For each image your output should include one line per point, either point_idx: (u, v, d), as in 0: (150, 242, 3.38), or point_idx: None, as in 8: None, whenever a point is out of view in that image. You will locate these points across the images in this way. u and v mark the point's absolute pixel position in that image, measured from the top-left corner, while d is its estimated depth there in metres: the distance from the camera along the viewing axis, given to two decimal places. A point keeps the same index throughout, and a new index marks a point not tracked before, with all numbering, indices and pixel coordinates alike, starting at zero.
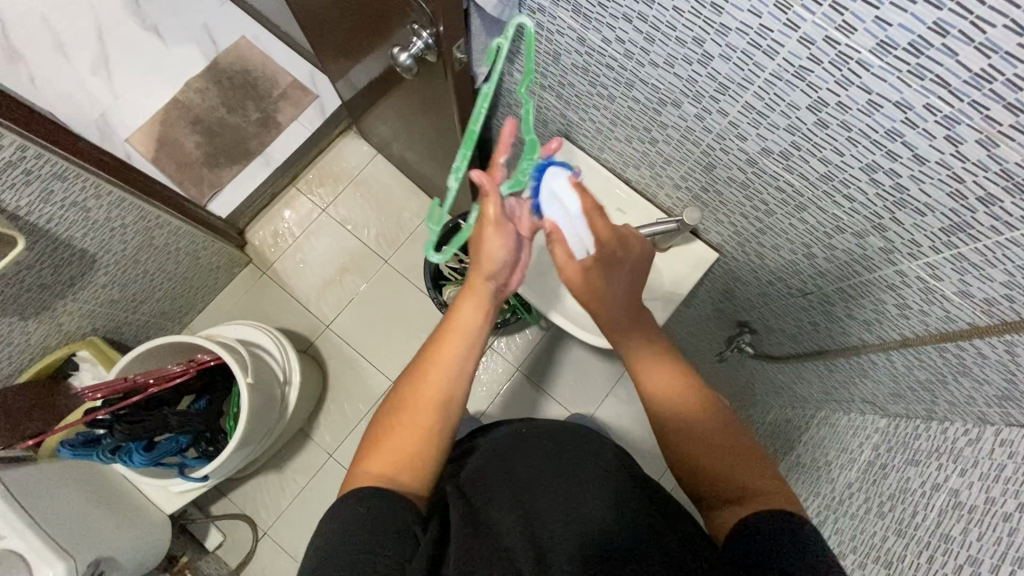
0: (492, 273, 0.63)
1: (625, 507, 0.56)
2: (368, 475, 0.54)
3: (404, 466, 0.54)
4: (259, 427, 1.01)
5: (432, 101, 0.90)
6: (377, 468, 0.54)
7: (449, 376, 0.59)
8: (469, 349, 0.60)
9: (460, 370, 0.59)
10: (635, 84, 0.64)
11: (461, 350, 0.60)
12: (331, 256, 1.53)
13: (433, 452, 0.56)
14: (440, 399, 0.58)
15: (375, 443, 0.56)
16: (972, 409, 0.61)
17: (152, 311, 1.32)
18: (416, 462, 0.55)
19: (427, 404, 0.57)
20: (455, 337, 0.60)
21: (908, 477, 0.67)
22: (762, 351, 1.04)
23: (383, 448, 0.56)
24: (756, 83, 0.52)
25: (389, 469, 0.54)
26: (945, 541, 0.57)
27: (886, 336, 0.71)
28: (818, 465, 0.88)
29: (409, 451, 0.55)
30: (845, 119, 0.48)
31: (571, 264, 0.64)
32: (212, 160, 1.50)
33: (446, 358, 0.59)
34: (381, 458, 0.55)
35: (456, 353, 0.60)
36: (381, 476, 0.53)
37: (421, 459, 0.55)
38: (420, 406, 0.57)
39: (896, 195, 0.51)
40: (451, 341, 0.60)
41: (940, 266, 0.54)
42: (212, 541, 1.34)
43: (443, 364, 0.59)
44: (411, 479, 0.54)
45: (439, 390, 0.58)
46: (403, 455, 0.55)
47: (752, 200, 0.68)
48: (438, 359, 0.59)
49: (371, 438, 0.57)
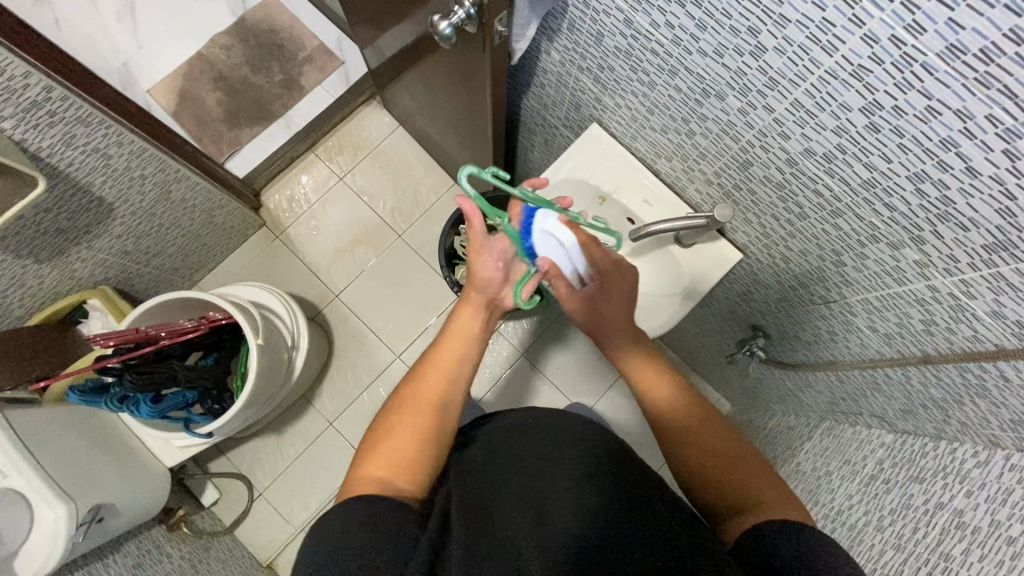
0: (481, 287, 0.69)
1: (634, 507, 0.55)
2: (370, 480, 0.58)
3: (398, 467, 0.60)
4: (264, 389, 1.01)
5: (464, 74, 0.88)
6: (379, 471, 0.59)
7: (447, 379, 0.68)
8: (465, 351, 0.71)
9: (456, 374, 0.69)
10: (678, 72, 0.62)
11: (459, 354, 0.70)
12: (345, 226, 1.53)
13: (425, 452, 0.62)
14: (439, 398, 0.67)
15: (374, 448, 0.62)
16: (982, 431, 0.61)
17: (164, 266, 1.32)
18: (414, 461, 0.61)
19: (428, 404, 0.66)
20: (454, 342, 0.71)
21: (910, 494, 0.68)
22: (773, 356, 1.03)
23: (384, 449, 0.62)
24: (809, 80, 0.50)
25: (391, 470, 0.59)
26: (946, 560, 0.57)
27: (906, 351, 0.70)
28: (818, 475, 0.91)
29: (409, 448, 0.62)
30: (898, 124, 0.46)
31: (570, 294, 0.72)
32: (233, 120, 1.49)
33: (445, 363, 0.69)
34: (382, 462, 0.60)
35: (454, 359, 0.70)
36: (381, 478, 0.59)
37: (420, 456, 0.62)
38: (417, 409, 0.65)
39: (941, 208, 0.49)
40: (450, 347, 0.70)
41: (976, 284, 0.53)
42: (208, 498, 1.35)
43: (443, 368, 0.69)
44: (407, 480, 0.59)
45: (438, 391, 0.67)
46: (403, 454, 0.61)
47: (786, 202, 0.66)
48: (438, 364, 0.69)
49: (374, 441, 0.64)
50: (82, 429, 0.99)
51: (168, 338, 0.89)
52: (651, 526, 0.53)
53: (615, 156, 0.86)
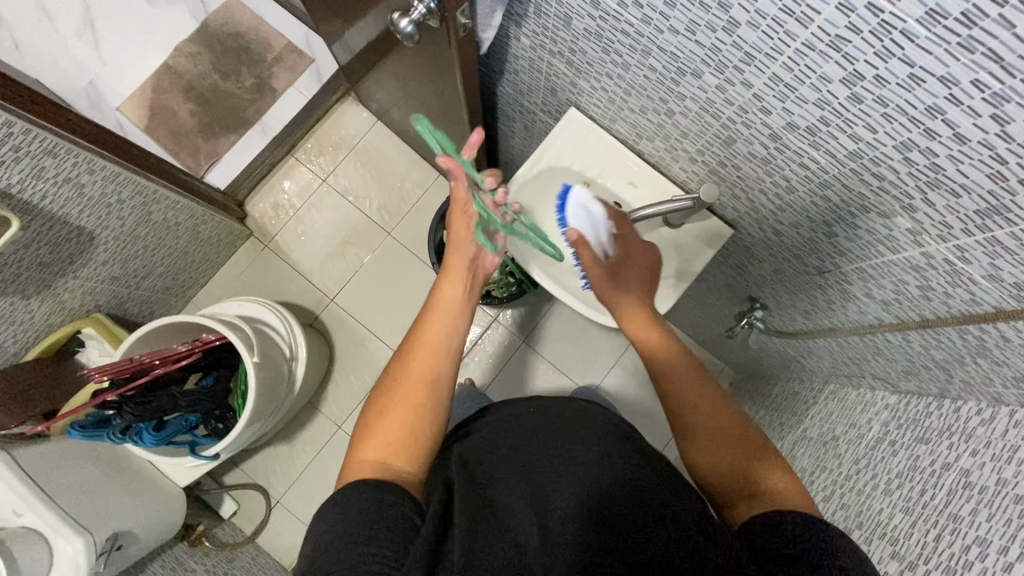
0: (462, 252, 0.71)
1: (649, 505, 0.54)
2: (367, 464, 0.55)
3: (395, 447, 0.57)
4: (265, 404, 1.01)
5: (434, 67, 0.86)
6: (374, 456, 0.56)
7: (437, 354, 0.64)
8: (455, 321, 0.66)
9: (447, 345, 0.65)
10: (652, 52, 0.60)
11: (448, 325, 0.66)
12: (333, 229, 1.51)
13: (422, 432, 0.59)
14: (429, 376, 0.62)
15: (367, 430, 0.59)
16: (985, 390, 0.68)
17: (156, 286, 1.31)
18: (410, 444, 0.57)
19: (419, 381, 0.61)
20: (441, 312, 0.67)
21: (917, 456, 0.75)
22: (772, 326, 1.02)
23: (377, 434, 0.58)
24: (785, 54, 0.48)
25: (386, 455, 0.56)
26: (953, 521, 0.64)
27: (904, 316, 0.69)
28: (825, 440, 0.96)
29: (403, 432, 0.58)
30: (881, 94, 0.44)
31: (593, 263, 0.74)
32: (207, 130, 1.45)
33: (434, 334, 0.65)
34: (376, 445, 0.57)
35: (444, 329, 0.65)
36: (379, 461, 0.55)
37: (415, 439, 0.58)
38: (412, 384, 0.61)
39: (931, 176, 0.48)
40: (439, 317, 0.66)
41: (970, 248, 0.52)
42: (226, 509, 1.37)
43: (432, 342, 0.64)
44: (405, 462, 0.56)
45: (428, 369, 0.62)
46: (398, 438, 0.57)
47: (773, 176, 0.64)
48: (426, 337, 0.65)
49: (365, 427, 0.59)
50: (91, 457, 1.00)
51: (163, 367, 0.88)
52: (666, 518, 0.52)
53: (595, 140, 0.83)
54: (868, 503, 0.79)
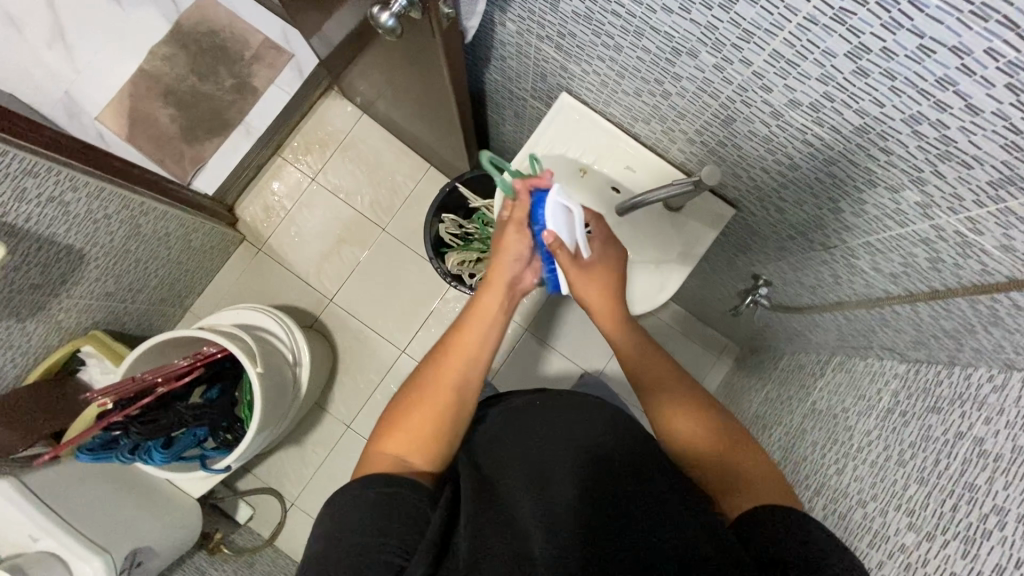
0: (511, 267, 0.71)
1: (656, 496, 0.53)
2: (386, 458, 0.58)
3: (418, 445, 0.59)
4: (271, 413, 1.00)
5: (419, 58, 0.83)
6: (394, 450, 0.59)
7: (468, 360, 0.66)
8: (489, 329, 0.68)
9: (479, 354, 0.66)
10: (644, 33, 0.58)
11: (484, 332, 0.68)
12: (327, 228, 1.49)
13: (445, 437, 0.61)
14: (459, 381, 0.64)
15: (393, 420, 0.61)
16: (995, 356, 0.68)
17: (153, 299, 1.29)
18: (432, 445, 0.59)
19: (449, 386, 0.63)
20: (478, 320, 0.68)
21: (929, 425, 0.75)
22: (777, 302, 1.01)
23: (402, 429, 0.60)
24: (786, 29, 0.45)
25: (406, 451, 0.58)
26: (970, 490, 0.64)
27: (913, 287, 0.68)
28: (835, 413, 0.97)
29: (428, 431, 0.60)
30: (889, 67, 0.42)
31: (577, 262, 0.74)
32: (189, 134, 1.41)
33: (468, 339, 0.66)
34: (400, 439, 0.59)
35: (478, 335, 0.67)
36: (399, 457, 0.58)
37: (440, 442, 0.60)
38: (443, 388, 0.63)
39: (941, 148, 0.46)
40: (475, 324, 0.67)
41: (982, 220, 0.50)
42: (242, 515, 1.38)
43: (465, 346, 0.66)
44: (423, 461, 0.58)
45: (458, 373, 0.64)
46: (423, 437, 0.59)
47: (775, 154, 0.62)
48: (461, 341, 0.66)
49: (390, 419, 0.62)
50: (100, 476, 0.99)
51: (167, 384, 0.86)
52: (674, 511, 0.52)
53: (591, 123, 0.81)
54: (881, 474, 0.79)
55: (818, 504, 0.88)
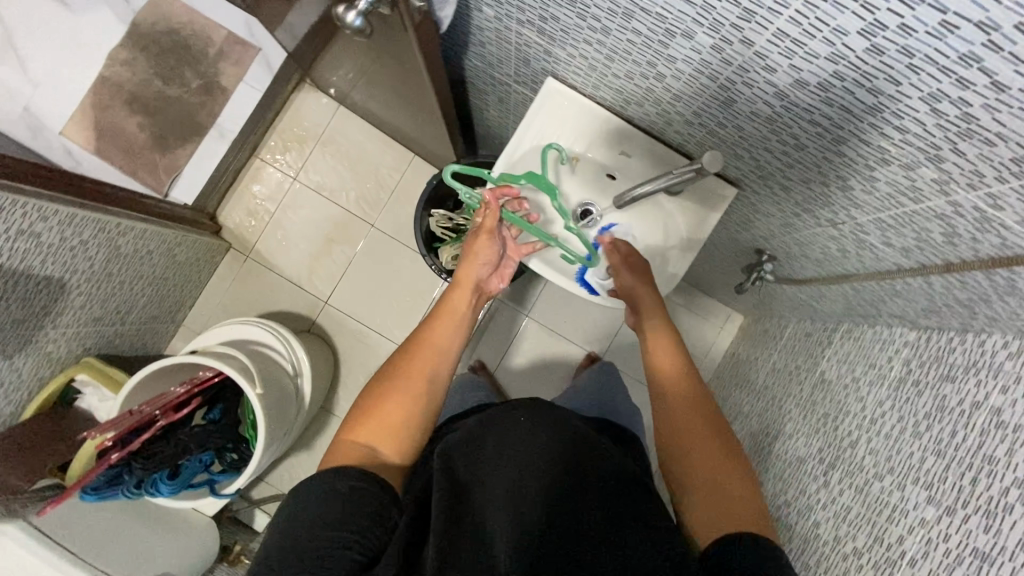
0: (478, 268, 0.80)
1: (621, 518, 0.57)
2: (360, 445, 0.62)
3: (389, 438, 0.64)
4: (276, 429, 0.99)
5: (393, 52, 0.77)
6: (367, 438, 0.63)
7: (437, 356, 0.72)
8: (456, 328, 0.76)
9: (447, 351, 0.73)
10: (634, 15, 0.53)
11: (452, 331, 0.75)
12: (314, 229, 1.45)
13: (414, 427, 0.66)
14: (430, 374, 0.70)
15: (367, 411, 0.66)
16: (1011, 324, 0.66)
17: (143, 318, 1.26)
18: (402, 434, 0.65)
19: (419, 378, 0.69)
20: (446, 319, 0.75)
21: (944, 396, 0.74)
22: (782, 275, 0.99)
23: (375, 417, 0.65)
24: (793, 7, 0.41)
25: (379, 438, 0.64)
26: (989, 462, 0.64)
27: (926, 260, 0.65)
28: (845, 383, 0.96)
29: (400, 421, 0.66)
30: (907, 44, 0.39)
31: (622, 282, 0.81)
32: (160, 141, 1.31)
33: (438, 336, 0.74)
34: (372, 430, 0.64)
35: (447, 333, 0.74)
36: (371, 444, 0.63)
37: (409, 431, 0.66)
38: (415, 378, 0.69)
39: (962, 126, 0.43)
40: (445, 322, 0.75)
41: (1004, 197, 0.47)
42: (260, 522, 1.40)
43: (434, 343, 0.73)
44: (393, 449, 0.64)
45: (429, 368, 0.71)
46: (394, 426, 0.65)
47: (779, 135, 0.59)
48: (431, 339, 0.73)
49: (364, 407, 0.66)
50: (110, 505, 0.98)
51: (166, 418, 0.83)
52: (631, 529, 0.57)
53: (583, 111, 0.76)
54: (897, 446, 0.78)
55: (833, 477, 0.88)
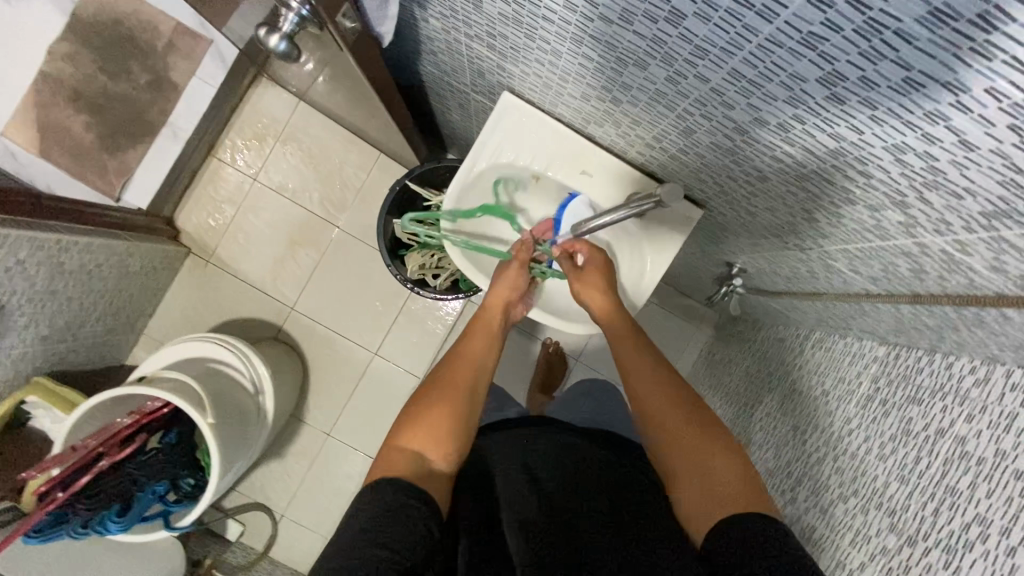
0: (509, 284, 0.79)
1: (629, 533, 0.57)
2: (408, 451, 0.58)
3: (438, 441, 0.60)
4: (237, 452, 0.96)
5: (338, 63, 0.72)
6: (416, 445, 0.59)
7: (476, 361, 0.70)
8: (490, 335, 0.73)
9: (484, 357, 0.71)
10: (584, 41, 0.49)
11: (487, 338, 0.73)
12: (277, 232, 1.39)
13: (460, 434, 0.62)
14: (473, 377, 0.68)
15: (413, 417, 0.62)
16: (977, 350, 0.64)
17: (97, 331, 1.20)
18: (449, 439, 0.61)
19: (462, 381, 0.66)
20: (481, 327, 0.74)
21: (910, 419, 0.72)
22: (753, 286, 0.97)
23: (422, 423, 0.61)
24: (746, 49, 0.37)
25: (426, 443, 0.59)
26: (952, 494, 0.62)
27: (894, 289, 0.63)
28: (814, 395, 0.95)
29: (447, 426, 0.62)
30: (868, 96, 0.35)
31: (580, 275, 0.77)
32: (109, 143, 1.17)
33: (475, 343, 0.71)
34: (422, 435, 0.60)
35: (483, 341, 0.72)
36: (420, 450, 0.59)
37: (456, 437, 0.62)
38: (457, 381, 0.66)
39: (929, 177, 0.40)
40: (480, 330, 0.73)
41: (972, 244, 0.44)
42: (233, 532, 1.37)
43: (473, 350, 0.71)
44: (441, 456, 0.60)
45: (471, 371, 0.68)
46: (440, 431, 0.61)
47: (742, 166, 0.55)
48: (468, 347, 0.71)
49: (409, 415, 0.63)
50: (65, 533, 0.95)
51: (111, 458, 0.81)
52: (656, 539, 0.56)
53: (547, 132, 0.73)
54: (862, 468, 0.77)
55: (800, 493, 0.87)
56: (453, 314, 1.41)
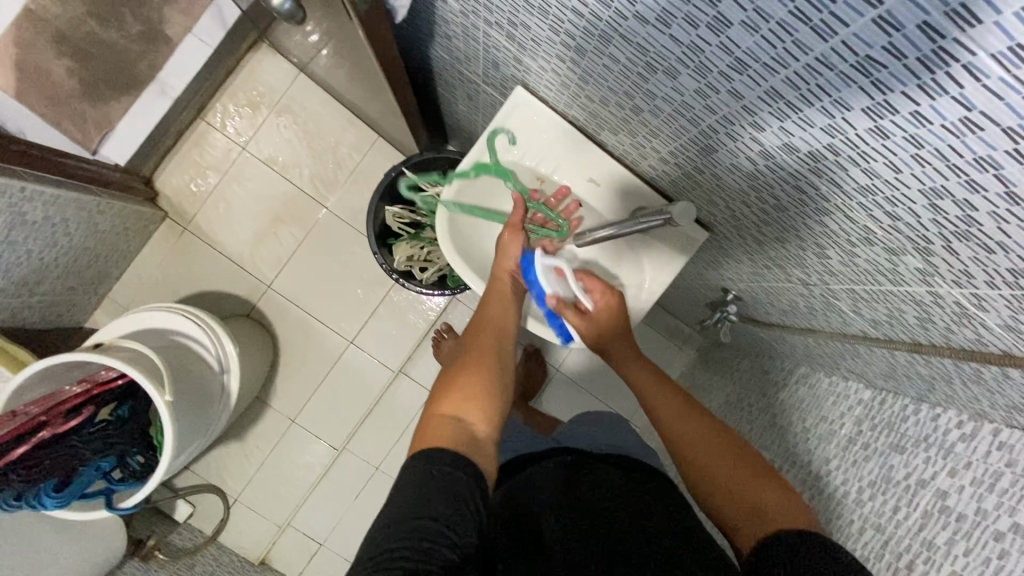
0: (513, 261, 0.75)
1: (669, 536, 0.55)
2: (444, 420, 0.54)
3: (472, 403, 0.56)
4: (193, 433, 0.90)
5: (346, 36, 0.67)
6: (450, 412, 0.55)
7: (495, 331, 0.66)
8: (507, 300, 0.70)
9: (503, 322, 0.68)
10: (613, 40, 0.46)
11: (502, 304, 0.70)
12: (261, 205, 1.33)
13: (493, 394, 0.58)
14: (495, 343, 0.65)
15: (442, 392, 0.58)
16: (965, 404, 0.60)
17: (57, 290, 1.13)
18: (484, 400, 0.57)
19: (486, 350, 0.63)
20: (495, 295, 0.70)
21: (891, 465, 0.69)
22: (747, 314, 0.95)
23: (453, 393, 0.57)
24: (791, 68, 0.35)
25: (459, 408, 0.55)
26: (929, 548, 0.60)
27: (895, 335, 0.61)
28: (792, 430, 0.93)
29: (478, 389, 0.58)
30: (916, 133, 0.33)
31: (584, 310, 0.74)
32: (93, 94, 1.04)
33: (492, 312, 0.68)
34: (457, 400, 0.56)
35: (499, 307, 0.69)
36: (455, 417, 0.54)
37: (489, 398, 0.58)
38: (481, 350, 0.63)
39: (961, 227, 0.37)
40: (495, 299, 0.70)
41: (991, 300, 0.42)
42: (182, 512, 1.30)
43: (490, 320, 0.68)
44: (479, 417, 0.55)
45: (491, 339, 0.65)
46: (470, 395, 0.57)
47: (759, 192, 0.53)
48: (485, 319, 0.68)
49: (438, 392, 0.58)
50: None
51: (52, 429, 0.75)
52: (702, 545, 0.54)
53: (560, 137, 0.71)
54: (837, 512, 0.75)
55: None
56: (436, 310, 1.37)
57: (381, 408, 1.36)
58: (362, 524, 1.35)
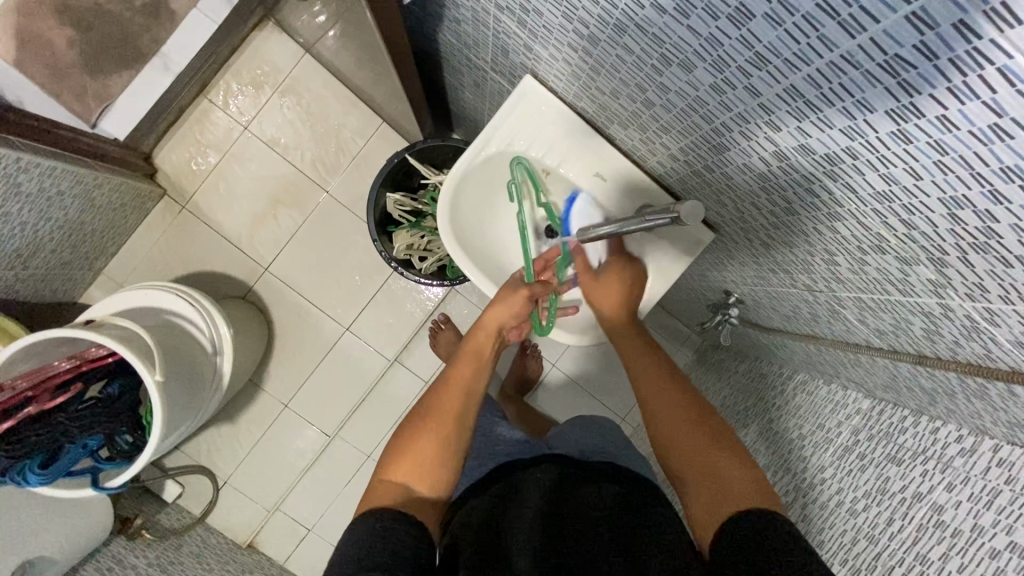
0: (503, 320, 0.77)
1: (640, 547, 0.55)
2: (394, 485, 0.59)
3: (423, 474, 0.60)
4: (182, 415, 0.89)
5: (353, 15, 0.66)
6: (400, 477, 0.60)
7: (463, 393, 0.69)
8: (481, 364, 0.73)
9: (474, 383, 0.71)
10: (628, 30, 0.44)
11: (476, 369, 0.72)
12: (261, 187, 1.31)
13: (445, 466, 0.62)
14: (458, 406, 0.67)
15: (399, 450, 0.62)
16: (966, 418, 0.58)
17: (50, 264, 1.11)
18: (435, 471, 0.61)
19: (449, 415, 0.66)
20: (472, 355, 0.73)
21: (887, 477, 0.68)
22: (748, 318, 0.94)
23: (408, 457, 0.61)
24: (815, 64, 0.34)
25: (411, 475, 0.60)
26: (921, 561, 0.59)
27: (900, 346, 0.60)
28: (786, 437, 0.92)
29: (430, 458, 0.62)
30: (940, 139, 0.31)
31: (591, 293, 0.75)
32: None
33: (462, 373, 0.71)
34: (408, 467, 0.60)
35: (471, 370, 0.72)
36: (405, 485, 0.59)
37: (439, 469, 0.62)
38: (443, 412, 0.66)
39: (979, 238, 0.36)
40: (470, 358, 0.73)
41: (1002, 315, 0.41)
42: (170, 493, 1.29)
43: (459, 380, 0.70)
44: (426, 489, 0.60)
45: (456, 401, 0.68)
46: (424, 464, 0.61)
47: (769, 194, 0.52)
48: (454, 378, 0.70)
49: (393, 449, 0.63)
50: None
51: (39, 405, 0.75)
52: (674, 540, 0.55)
53: (567, 129, 0.69)
54: (830, 521, 0.74)
55: None
56: (434, 300, 1.36)
57: (375, 397, 1.35)
58: (351, 511, 1.34)
